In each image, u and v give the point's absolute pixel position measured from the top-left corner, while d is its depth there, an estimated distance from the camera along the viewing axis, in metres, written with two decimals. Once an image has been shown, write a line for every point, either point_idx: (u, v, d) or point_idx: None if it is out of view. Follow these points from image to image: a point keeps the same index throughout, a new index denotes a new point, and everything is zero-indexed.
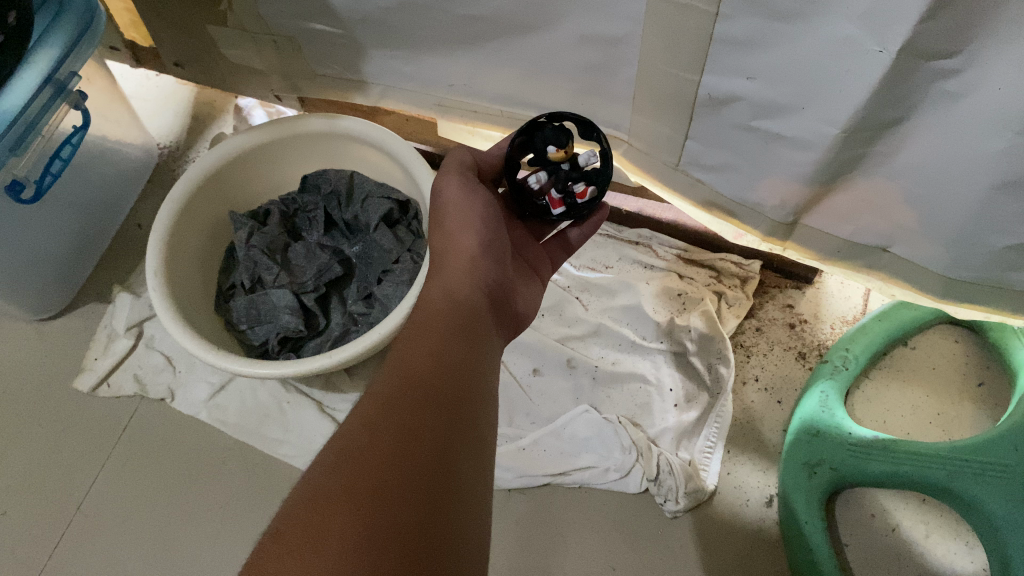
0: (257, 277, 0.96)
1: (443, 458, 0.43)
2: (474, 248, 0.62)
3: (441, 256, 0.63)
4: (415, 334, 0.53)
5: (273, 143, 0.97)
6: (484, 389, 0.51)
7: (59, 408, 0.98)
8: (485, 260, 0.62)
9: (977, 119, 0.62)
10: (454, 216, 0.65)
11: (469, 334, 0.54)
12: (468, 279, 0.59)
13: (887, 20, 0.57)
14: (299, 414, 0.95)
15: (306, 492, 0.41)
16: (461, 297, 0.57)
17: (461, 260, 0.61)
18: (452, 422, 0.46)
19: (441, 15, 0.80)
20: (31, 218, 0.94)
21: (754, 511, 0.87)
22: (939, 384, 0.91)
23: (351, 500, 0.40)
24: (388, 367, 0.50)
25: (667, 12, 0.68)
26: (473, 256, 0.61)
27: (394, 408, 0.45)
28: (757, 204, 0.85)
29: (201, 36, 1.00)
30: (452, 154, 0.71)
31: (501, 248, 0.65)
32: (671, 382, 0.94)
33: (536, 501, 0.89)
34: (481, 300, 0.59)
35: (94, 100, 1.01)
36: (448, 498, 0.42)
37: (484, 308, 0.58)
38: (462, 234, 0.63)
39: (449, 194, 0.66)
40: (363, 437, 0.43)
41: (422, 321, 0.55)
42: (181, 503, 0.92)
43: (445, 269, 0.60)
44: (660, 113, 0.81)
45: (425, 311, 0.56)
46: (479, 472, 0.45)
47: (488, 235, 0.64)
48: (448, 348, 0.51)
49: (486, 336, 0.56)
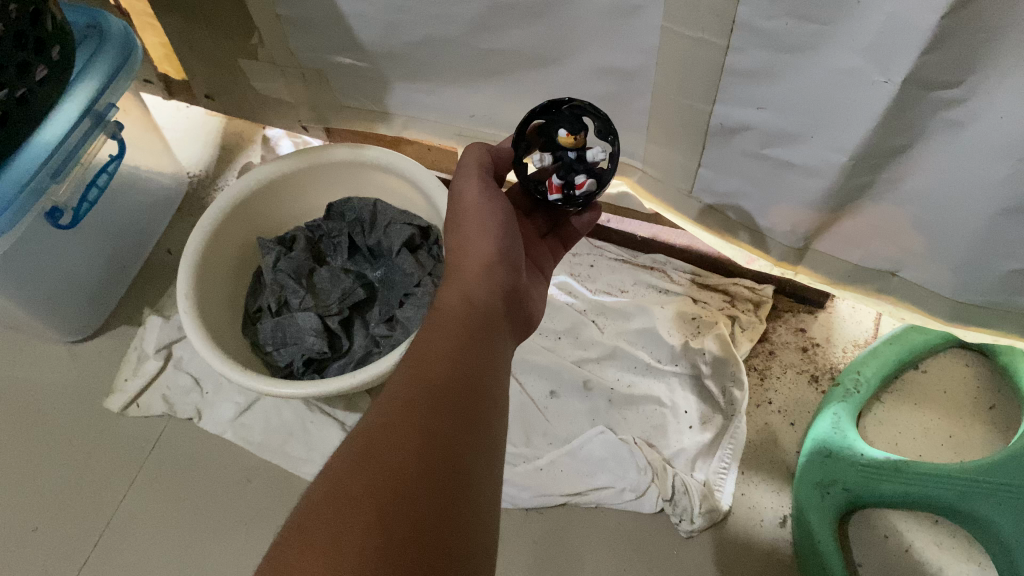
0: (283, 301, 0.99)
1: (456, 461, 0.46)
2: (493, 252, 0.64)
3: (460, 257, 0.65)
4: (433, 336, 0.55)
5: (300, 172, 1.01)
6: (498, 394, 0.53)
7: (90, 426, 1.02)
8: (503, 266, 0.64)
9: (981, 147, 0.64)
10: (473, 222, 0.67)
11: (486, 340, 0.56)
12: (486, 284, 0.62)
13: (890, 52, 0.60)
14: (322, 434, 0.98)
15: (329, 485, 0.44)
16: (477, 301, 0.60)
17: (479, 264, 0.63)
18: (467, 428, 0.48)
19: (463, 49, 0.84)
20: (68, 241, 0.98)
21: (768, 530, 0.88)
22: (950, 406, 0.93)
23: (373, 495, 0.42)
24: (409, 367, 0.52)
25: (680, 46, 0.71)
26: (491, 262, 0.64)
27: (414, 409, 0.47)
28: (769, 229, 0.87)
29: (231, 69, 1.04)
30: (473, 154, 0.71)
31: (517, 256, 0.67)
32: (686, 404, 0.96)
33: (553, 519, 0.91)
34: (498, 305, 0.61)
35: (129, 130, 1.05)
36: (459, 501, 0.44)
37: (500, 313, 0.61)
38: (481, 240, 0.65)
39: (470, 195, 0.68)
40: (383, 436, 0.46)
41: (441, 323, 0.57)
42: (207, 520, 0.94)
43: (462, 274, 0.63)
44: (673, 142, 0.84)
45: (442, 315, 0.58)
46: (489, 476, 0.47)
47: (506, 242, 0.66)
48: (465, 353, 0.54)
49: (500, 340, 0.58)
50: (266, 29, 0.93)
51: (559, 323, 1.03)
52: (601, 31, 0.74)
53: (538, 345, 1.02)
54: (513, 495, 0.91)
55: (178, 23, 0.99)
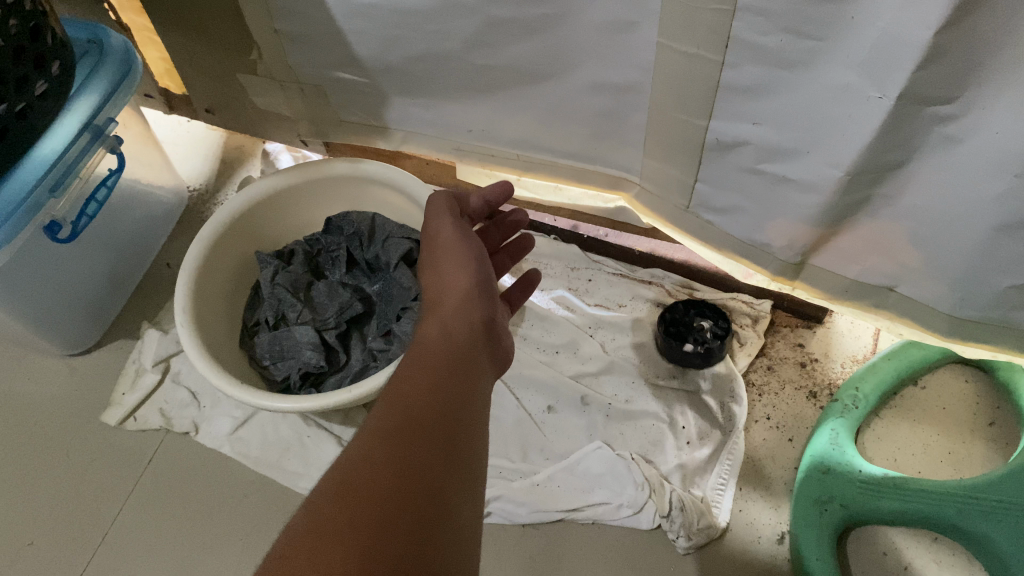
0: (281, 315, 0.99)
1: (434, 487, 0.46)
2: (470, 285, 0.65)
3: (437, 294, 0.66)
4: (411, 368, 0.56)
5: (300, 186, 1.02)
6: (477, 420, 0.53)
7: (88, 440, 1.02)
8: (481, 297, 0.65)
9: (978, 163, 0.64)
10: (449, 258, 0.68)
11: (464, 367, 0.57)
12: (463, 315, 0.62)
13: (885, 68, 0.60)
14: (319, 448, 0.98)
15: (307, 515, 0.44)
16: (455, 332, 0.60)
17: (456, 298, 0.64)
18: (445, 454, 0.48)
19: (460, 64, 0.84)
20: (67, 255, 0.98)
21: (765, 548, 0.87)
22: (950, 423, 0.92)
23: (351, 523, 0.42)
24: (387, 399, 0.52)
25: (676, 62, 0.71)
26: (469, 294, 0.64)
27: (390, 439, 0.48)
28: (766, 244, 0.86)
29: (231, 84, 1.05)
30: (441, 198, 0.74)
31: (495, 288, 0.68)
32: (684, 420, 0.96)
33: (550, 536, 0.90)
34: (477, 335, 0.61)
35: (129, 144, 1.06)
36: (439, 527, 0.44)
37: (480, 343, 0.61)
38: (457, 273, 0.66)
39: (445, 234, 0.70)
40: (360, 466, 0.46)
41: (418, 356, 0.57)
42: (201, 533, 0.94)
43: (439, 308, 0.64)
44: (671, 157, 0.84)
45: (418, 348, 0.59)
46: (469, 501, 0.47)
47: (482, 275, 0.67)
48: (444, 381, 0.54)
49: (480, 368, 0.58)
50: (264, 44, 0.93)
51: (557, 338, 1.03)
52: (597, 47, 0.75)
53: (536, 360, 1.01)
54: (509, 511, 0.90)
55: (178, 38, 1.00)
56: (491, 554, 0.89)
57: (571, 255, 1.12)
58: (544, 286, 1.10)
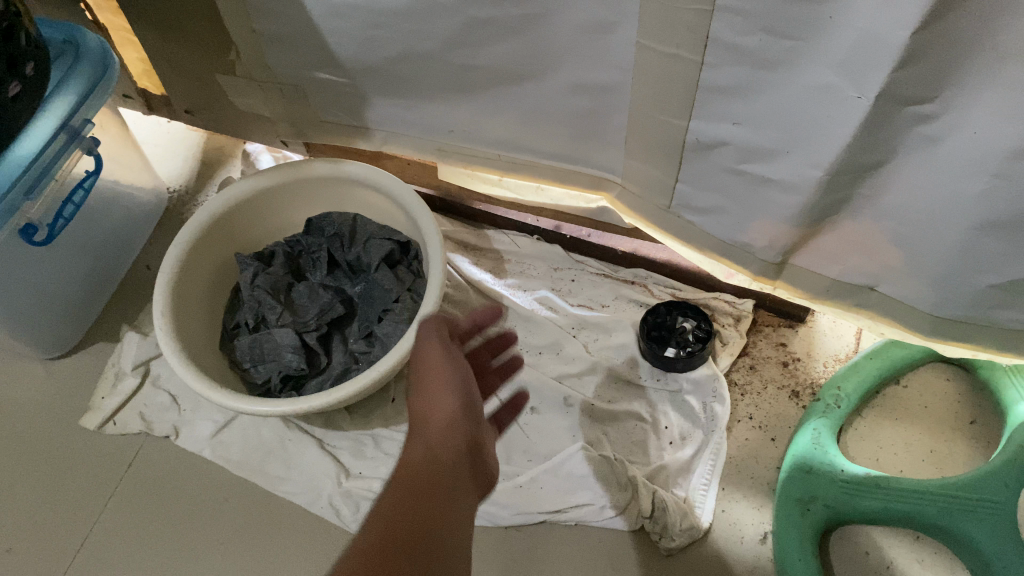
0: (262, 317, 0.98)
1: None
2: (455, 409, 0.64)
3: (421, 418, 0.64)
4: (395, 498, 0.55)
5: (281, 188, 1.02)
6: (460, 554, 0.53)
7: (67, 446, 1.00)
8: (466, 420, 0.64)
9: (957, 162, 0.64)
10: (435, 378, 0.67)
11: (449, 499, 0.56)
12: (449, 441, 0.61)
13: (864, 68, 0.60)
14: (301, 452, 0.96)
15: None
16: (439, 461, 0.59)
17: (440, 422, 0.63)
18: None
19: (440, 65, 0.83)
20: (44, 258, 0.97)
21: (748, 547, 0.87)
22: (931, 422, 0.92)
23: None
24: (371, 531, 0.52)
25: (656, 62, 0.71)
26: (454, 419, 0.63)
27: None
28: (747, 245, 0.86)
29: (210, 84, 1.04)
30: (428, 318, 0.73)
31: (480, 410, 0.67)
32: (666, 420, 0.96)
33: (534, 538, 0.90)
34: (463, 464, 0.60)
35: (107, 146, 1.05)
36: None
37: (466, 473, 0.60)
38: (442, 395, 0.65)
39: (432, 352, 0.69)
40: None
41: (403, 485, 0.57)
42: (181, 538, 0.93)
43: (423, 433, 0.63)
44: (652, 157, 0.83)
45: (402, 477, 0.58)
46: None
47: (468, 397, 0.66)
48: (427, 515, 0.54)
49: (465, 499, 0.58)
50: (243, 44, 0.92)
51: (540, 339, 1.03)
52: (577, 47, 0.74)
53: (519, 362, 1.01)
54: (492, 513, 0.90)
55: (155, 37, 0.99)
56: (475, 557, 0.89)
57: (554, 256, 1.12)
58: (527, 287, 1.10)
